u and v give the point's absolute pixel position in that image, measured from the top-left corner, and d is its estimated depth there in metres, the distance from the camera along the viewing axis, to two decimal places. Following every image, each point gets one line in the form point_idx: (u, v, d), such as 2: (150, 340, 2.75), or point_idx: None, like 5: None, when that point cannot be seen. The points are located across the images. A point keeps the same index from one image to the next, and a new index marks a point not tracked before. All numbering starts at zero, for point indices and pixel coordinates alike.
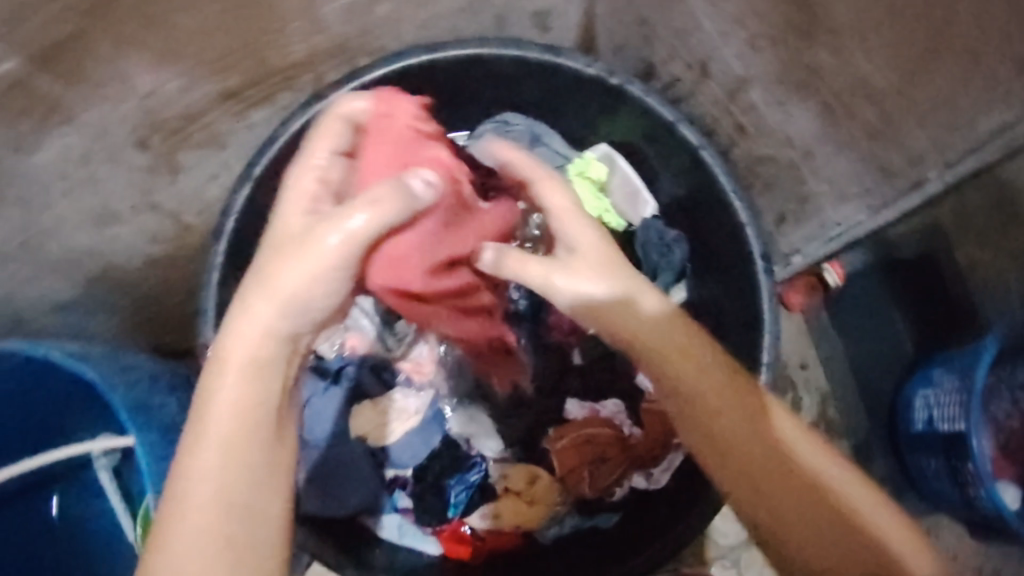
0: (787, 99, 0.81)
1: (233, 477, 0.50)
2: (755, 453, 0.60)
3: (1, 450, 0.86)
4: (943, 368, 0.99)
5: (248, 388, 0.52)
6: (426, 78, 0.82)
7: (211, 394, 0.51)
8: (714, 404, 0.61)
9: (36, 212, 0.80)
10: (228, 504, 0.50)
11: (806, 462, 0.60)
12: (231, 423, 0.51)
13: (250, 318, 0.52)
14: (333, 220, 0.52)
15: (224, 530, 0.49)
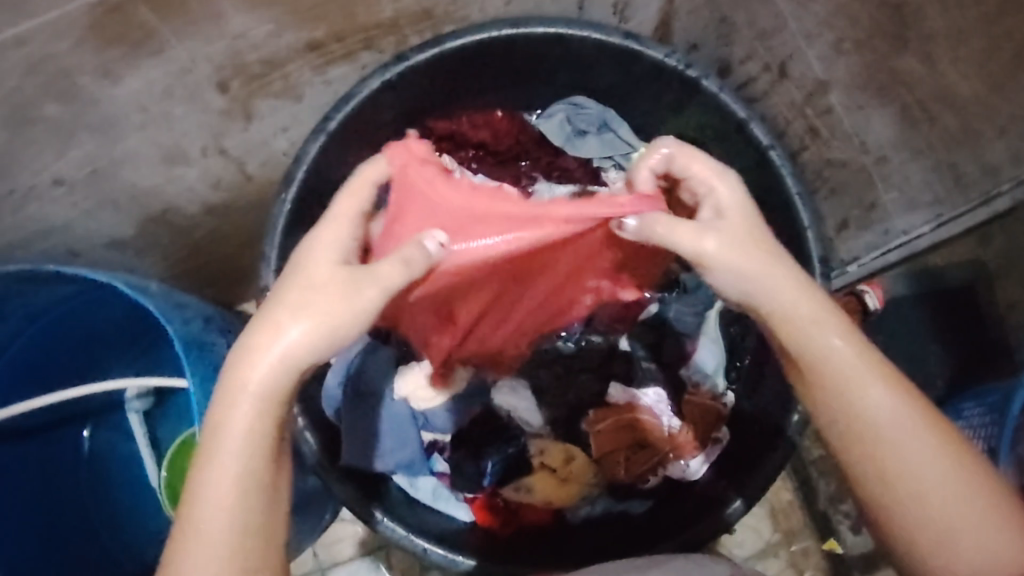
0: (866, 103, 0.74)
1: (236, 492, 0.54)
2: (929, 458, 0.56)
3: (50, 362, 0.92)
4: (972, 399, 0.93)
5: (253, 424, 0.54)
6: (507, 52, 0.83)
7: (218, 426, 0.54)
8: (893, 417, 0.56)
9: (110, 143, 0.80)
10: (232, 507, 0.54)
11: (917, 453, 0.56)
12: (241, 450, 0.54)
13: (267, 349, 0.55)
14: (364, 273, 0.57)
15: (232, 540, 0.54)
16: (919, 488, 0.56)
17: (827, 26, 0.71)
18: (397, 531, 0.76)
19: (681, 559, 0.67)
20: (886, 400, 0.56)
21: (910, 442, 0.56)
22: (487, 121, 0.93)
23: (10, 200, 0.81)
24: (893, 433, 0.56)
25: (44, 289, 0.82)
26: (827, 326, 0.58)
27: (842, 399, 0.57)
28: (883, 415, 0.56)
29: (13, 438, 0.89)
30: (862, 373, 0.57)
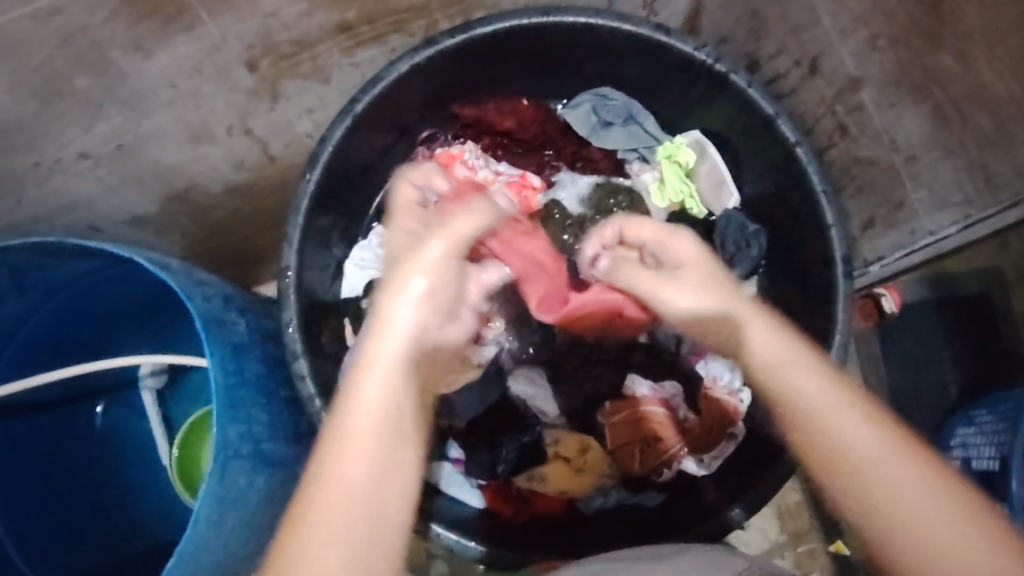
0: (899, 100, 0.75)
1: (364, 479, 0.50)
2: (911, 494, 0.50)
3: (65, 338, 0.91)
4: (985, 407, 0.91)
5: (382, 403, 0.53)
6: (535, 40, 0.82)
7: (352, 409, 0.52)
8: (868, 446, 0.52)
9: (137, 119, 0.80)
10: (356, 495, 0.50)
11: (896, 484, 0.51)
12: (374, 431, 0.52)
13: (391, 321, 0.56)
14: (431, 239, 0.62)
15: (357, 523, 0.49)
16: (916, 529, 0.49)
17: (862, 22, 0.72)
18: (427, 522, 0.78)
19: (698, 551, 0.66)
20: (863, 433, 0.53)
21: (895, 480, 0.51)
22: (514, 109, 0.93)
23: (35, 171, 0.81)
24: (877, 466, 0.52)
25: (65, 263, 0.82)
26: (806, 368, 0.56)
27: (818, 433, 0.54)
28: (859, 445, 0.52)
29: (29, 412, 0.89)
30: (836, 405, 0.54)
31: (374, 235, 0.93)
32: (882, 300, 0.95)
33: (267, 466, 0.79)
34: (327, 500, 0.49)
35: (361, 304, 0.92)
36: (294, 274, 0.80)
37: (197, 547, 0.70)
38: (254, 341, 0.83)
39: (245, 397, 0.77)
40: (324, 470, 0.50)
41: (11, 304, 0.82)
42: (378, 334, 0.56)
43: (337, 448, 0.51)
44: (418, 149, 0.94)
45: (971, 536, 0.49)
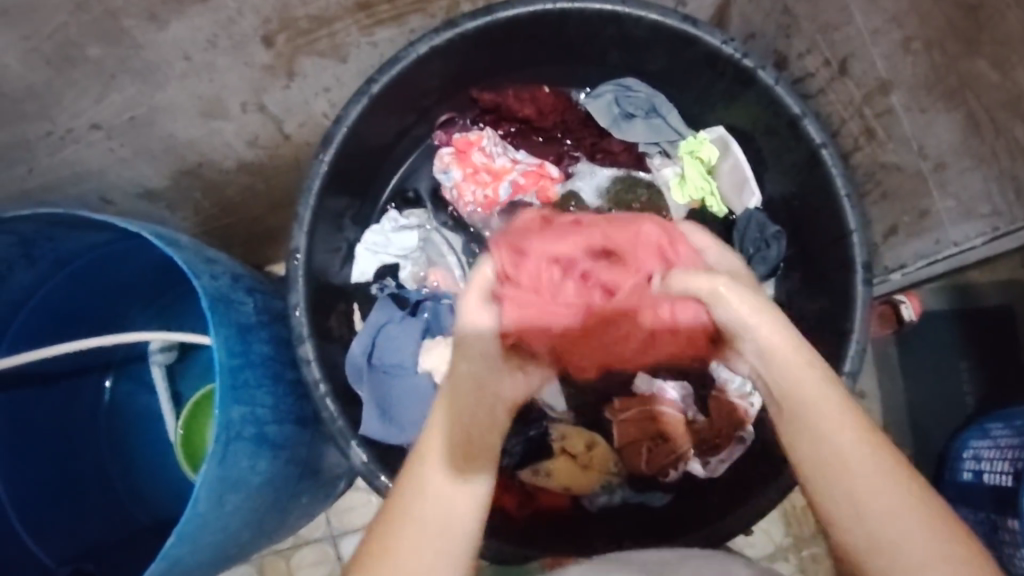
0: (930, 106, 0.72)
1: (437, 517, 0.52)
2: (878, 481, 0.50)
3: (72, 311, 0.91)
4: (1000, 420, 0.90)
5: (451, 453, 0.55)
6: (559, 26, 0.81)
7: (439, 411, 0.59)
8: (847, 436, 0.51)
9: (151, 91, 0.79)
10: (433, 531, 0.51)
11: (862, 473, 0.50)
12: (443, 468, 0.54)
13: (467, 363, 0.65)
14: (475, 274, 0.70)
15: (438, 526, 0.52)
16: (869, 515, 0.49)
17: (897, 23, 0.70)
18: None
19: (703, 558, 0.59)
20: (839, 427, 0.52)
21: (837, 446, 0.51)
22: (533, 95, 0.90)
23: (47, 140, 0.80)
24: (829, 442, 0.51)
25: (74, 234, 0.81)
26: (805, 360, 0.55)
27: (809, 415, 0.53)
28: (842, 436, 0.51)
29: (35, 383, 0.89)
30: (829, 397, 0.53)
31: (387, 221, 0.91)
32: (901, 306, 0.97)
33: (270, 448, 0.79)
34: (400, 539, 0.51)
35: (371, 290, 0.91)
36: (304, 257, 0.79)
37: (200, 527, 0.70)
38: (262, 321, 0.82)
39: (250, 378, 0.76)
40: (398, 516, 0.52)
41: (20, 274, 0.81)
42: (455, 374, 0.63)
43: (407, 492, 0.53)
44: (437, 133, 0.91)
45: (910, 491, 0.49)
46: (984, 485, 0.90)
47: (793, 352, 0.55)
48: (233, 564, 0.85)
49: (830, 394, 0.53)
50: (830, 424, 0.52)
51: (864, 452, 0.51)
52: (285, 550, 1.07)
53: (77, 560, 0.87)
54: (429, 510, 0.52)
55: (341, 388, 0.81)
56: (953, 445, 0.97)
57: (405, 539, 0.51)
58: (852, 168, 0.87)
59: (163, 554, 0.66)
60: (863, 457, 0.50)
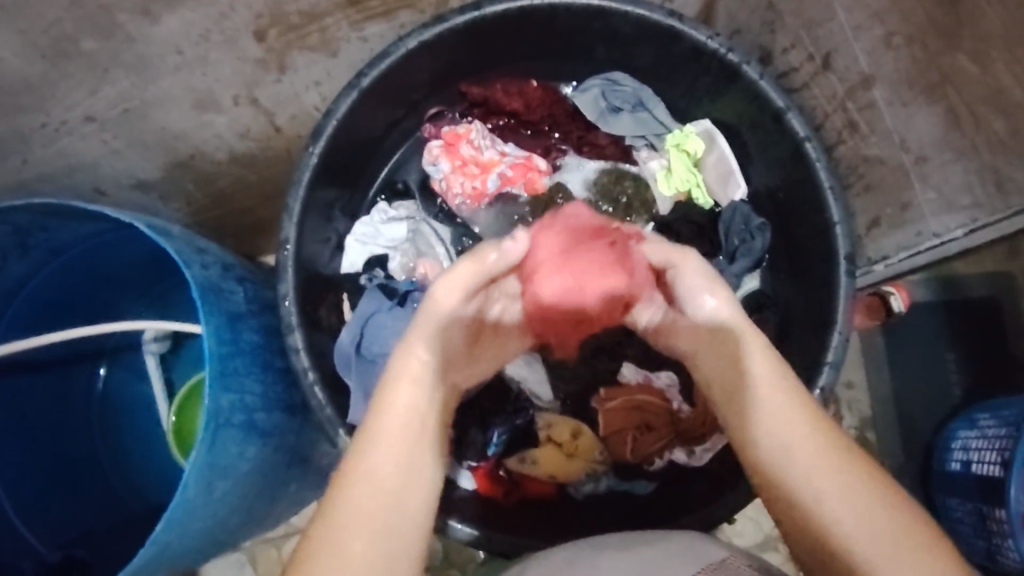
0: (912, 100, 0.73)
1: (385, 489, 0.53)
2: (839, 483, 0.54)
3: (66, 301, 0.92)
4: (986, 410, 0.91)
5: (405, 429, 0.56)
6: (547, 21, 0.82)
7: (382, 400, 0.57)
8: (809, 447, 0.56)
9: (143, 84, 0.80)
10: (380, 505, 0.53)
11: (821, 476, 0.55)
12: (397, 443, 0.55)
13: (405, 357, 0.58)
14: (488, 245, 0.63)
15: (375, 522, 0.52)
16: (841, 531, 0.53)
17: (878, 19, 0.70)
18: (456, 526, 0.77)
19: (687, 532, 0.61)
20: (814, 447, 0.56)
21: (804, 455, 0.56)
22: (521, 90, 0.91)
23: (42, 132, 0.81)
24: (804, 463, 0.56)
25: (68, 224, 0.82)
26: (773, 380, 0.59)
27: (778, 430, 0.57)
28: (805, 447, 0.56)
29: (28, 372, 0.90)
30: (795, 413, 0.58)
31: (376, 212, 0.92)
32: (890, 298, 0.97)
33: (259, 436, 0.80)
34: (349, 514, 0.52)
35: (360, 281, 0.92)
36: (294, 247, 0.80)
37: (188, 512, 0.71)
38: (252, 311, 0.84)
39: (239, 366, 0.77)
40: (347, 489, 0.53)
41: (15, 263, 0.82)
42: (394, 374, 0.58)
43: (359, 462, 0.54)
44: (426, 126, 0.93)
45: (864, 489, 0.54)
46: (972, 475, 0.91)
47: (772, 388, 0.58)
48: (223, 549, 0.86)
49: (824, 451, 0.56)
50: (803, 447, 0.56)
51: (853, 487, 0.54)
52: (278, 538, 1.09)
53: (68, 546, 0.88)
54: (376, 485, 0.53)
55: (330, 376, 0.82)
56: (942, 435, 0.98)
57: (355, 516, 0.52)
58: (835, 161, 0.88)
59: (153, 539, 0.67)
60: (836, 480, 0.54)
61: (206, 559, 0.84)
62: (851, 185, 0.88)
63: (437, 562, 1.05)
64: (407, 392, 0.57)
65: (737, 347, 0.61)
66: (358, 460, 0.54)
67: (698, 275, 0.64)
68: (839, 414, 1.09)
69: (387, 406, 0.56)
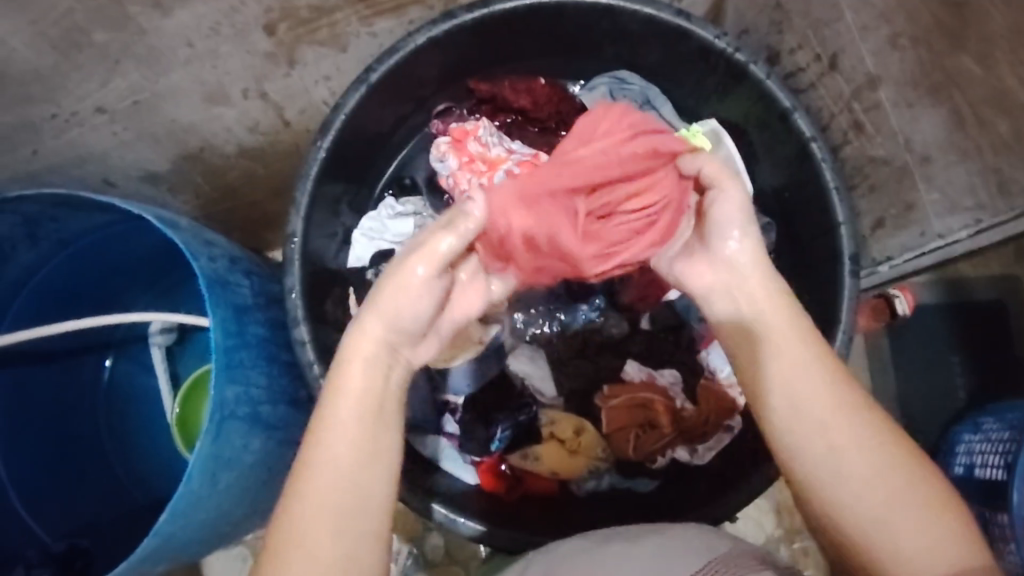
0: (917, 101, 0.73)
1: (341, 477, 0.53)
2: (853, 464, 0.53)
3: (72, 291, 0.92)
4: (992, 415, 0.92)
5: (359, 414, 0.54)
6: (555, 19, 0.83)
7: (339, 379, 0.56)
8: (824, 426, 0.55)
9: (153, 77, 0.80)
10: (338, 494, 0.53)
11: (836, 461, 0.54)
12: (353, 428, 0.54)
13: (364, 334, 0.56)
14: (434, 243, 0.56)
15: (327, 510, 0.52)
16: (857, 504, 0.53)
17: (884, 20, 0.70)
18: (442, 513, 0.78)
19: (688, 527, 0.61)
20: (837, 418, 0.55)
21: (814, 436, 0.55)
22: (529, 87, 0.91)
23: (52, 123, 0.82)
24: (828, 434, 0.54)
25: (76, 215, 0.82)
26: (794, 356, 0.57)
27: (792, 408, 0.56)
28: (819, 428, 0.55)
29: (36, 362, 0.91)
30: (809, 391, 0.56)
31: (384, 207, 0.93)
32: (895, 300, 0.98)
33: (264, 428, 0.80)
34: (307, 506, 0.52)
35: (367, 276, 0.91)
36: (300, 241, 0.80)
37: (192, 502, 0.71)
38: (258, 303, 0.84)
39: (245, 358, 0.78)
40: (305, 481, 0.53)
41: (23, 253, 0.83)
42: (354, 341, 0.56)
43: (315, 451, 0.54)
44: (434, 122, 0.93)
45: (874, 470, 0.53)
46: (974, 480, 0.91)
47: (792, 362, 0.57)
48: (226, 541, 0.87)
49: (836, 430, 0.54)
50: (824, 417, 0.55)
51: (861, 468, 0.53)
52: None
53: (72, 536, 0.89)
54: (331, 476, 0.53)
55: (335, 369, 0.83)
56: (944, 439, 0.98)
57: (314, 507, 0.52)
58: (842, 161, 0.88)
59: (156, 528, 0.67)
60: (856, 452, 0.54)
61: (208, 550, 0.84)
62: (856, 186, 0.88)
63: (438, 557, 1.06)
64: (360, 375, 0.55)
65: (757, 326, 0.59)
66: (315, 449, 0.54)
67: (734, 209, 0.61)
68: None
69: (339, 391, 0.55)
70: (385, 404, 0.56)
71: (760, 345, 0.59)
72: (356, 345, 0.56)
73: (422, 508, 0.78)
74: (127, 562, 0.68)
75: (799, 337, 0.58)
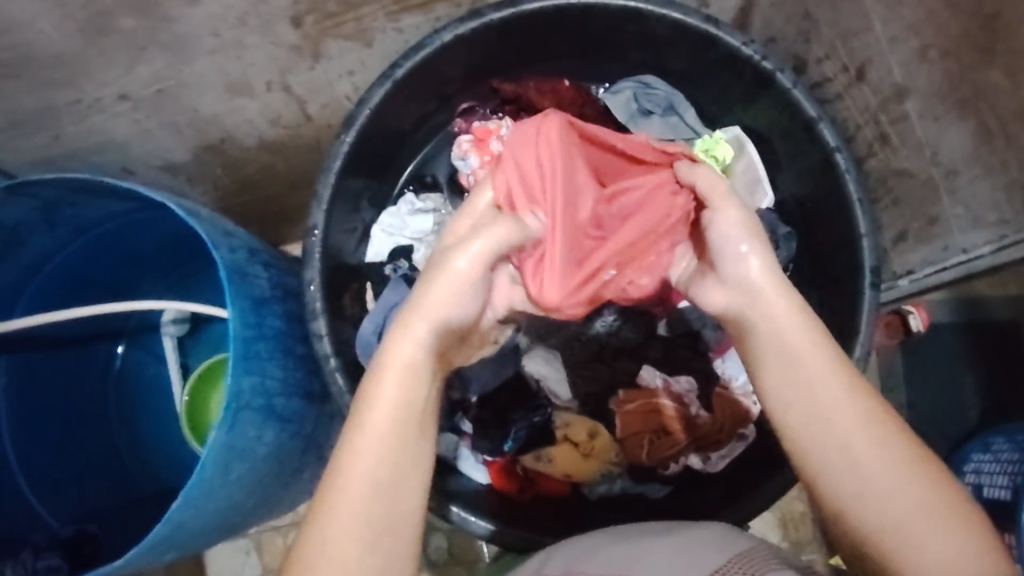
0: (943, 115, 0.73)
1: (374, 488, 0.52)
2: (879, 478, 0.53)
3: (86, 277, 0.92)
4: (1002, 435, 0.92)
5: (393, 426, 0.53)
6: (582, 20, 0.82)
7: (372, 388, 0.54)
8: (848, 438, 0.54)
9: (178, 66, 0.80)
10: (370, 506, 0.52)
11: (862, 473, 0.53)
12: (386, 440, 0.53)
13: (410, 341, 0.55)
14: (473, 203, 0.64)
15: (369, 513, 0.52)
16: (887, 519, 0.52)
17: (913, 32, 0.70)
18: (456, 511, 0.77)
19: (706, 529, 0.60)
20: (860, 434, 0.53)
21: (838, 449, 0.54)
22: (554, 89, 0.92)
23: (74, 108, 0.82)
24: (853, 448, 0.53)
25: (95, 202, 0.82)
26: (814, 366, 0.56)
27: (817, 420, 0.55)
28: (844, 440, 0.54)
29: (49, 347, 0.90)
30: (833, 404, 0.55)
31: (404, 203, 0.93)
32: (909, 317, 1.00)
33: (277, 421, 0.80)
34: (340, 518, 0.51)
35: (384, 270, 0.92)
36: (321, 234, 0.80)
37: (205, 493, 0.71)
38: (276, 295, 0.83)
39: (262, 350, 0.77)
40: (338, 494, 0.52)
41: (40, 238, 0.82)
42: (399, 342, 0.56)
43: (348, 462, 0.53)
44: (457, 121, 0.93)
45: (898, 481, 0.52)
46: (983, 499, 0.91)
47: (813, 373, 0.56)
48: (234, 534, 0.86)
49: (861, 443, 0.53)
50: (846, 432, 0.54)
51: (887, 480, 0.53)
52: (283, 527, 1.09)
53: (80, 521, 0.88)
54: (364, 490, 0.52)
55: (351, 363, 0.82)
56: (953, 457, 0.98)
57: (347, 519, 0.51)
58: (865, 174, 0.88)
59: (168, 516, 0.66)
60: (881, 465, 0.53)
61: (215, 541, 0.84)
62: (878, 199, 0.88)
63: (442, 558, 1.05)
64: (394, 389, 0.54)
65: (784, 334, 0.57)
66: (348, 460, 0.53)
67: (735, 227, 0.62)
68: None
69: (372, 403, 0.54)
70: (421, 416, 0.55)
71: (777, 360, 0.57)
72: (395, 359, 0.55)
73: (439, 507, 0.78)
74: (138, 548, 0.67)
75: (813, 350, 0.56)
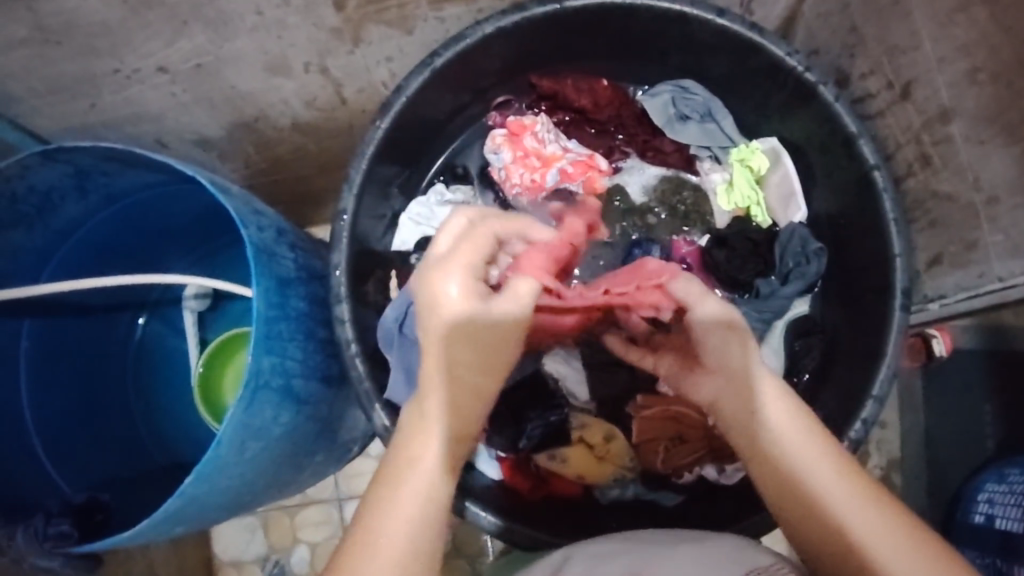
0: (990, 139, 0.71)
1: (414, 557, 0.52)
2: (846, 499, 0.53)
3: (112, 246, 0.93)
4: (1018, 467, 0.91)
5: (427, 487, 0.54)
6: (625, 19, 0.81)
7: (406, 449, 0.55)
8: (812, 467, 0.55)
9: (219, 42, 0.79)
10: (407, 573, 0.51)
11: (833, 500, 0.53)
12: (417, 503, 0.54)
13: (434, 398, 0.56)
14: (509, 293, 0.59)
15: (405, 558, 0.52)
16: (857, 536, 0.52)
17: (964, 53, 0.68)
18: (474, 511, 0.77)
19: (721, 540, 0.60)
20: (817, 466, 0.55)
21: (813, 473, 0.55)
22: (591, 88, 0.91)
23: (113, 77, 0.82)
24: (816, 468, 0.55)
25: (128, 174, 0.82)
26: (779, 410, 0.58)
27: (785, 453, 0.56)
28: (809, 472, 0.55)
29: (71, 312, 0.91)
30: (801, 442, 0.56)
31: (433, 194, 0.93)
32: (931, 340, 0.99)
33: (295, 402, 0.80)
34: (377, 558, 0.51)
35: (410, 259, 0.92)
36: (350, 218, 0.80)
37: (219, 469, 0.71)
38: (301, 278, 0.83)
39: (284, 331, 0.77)
40: (371, 552, 0.51)
41: (71, 205, 0.82)
42: (428, 404, 0.56)
43: (379, 525, 0.52)
44: (491, 114, 0.93)
45: (857, 506, 0.53)
46: (994, 530, 0.90)
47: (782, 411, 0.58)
48: (244, 512, 0.86)
49: (829, 461, 0.55)
50: (830, 485, 0.54)
51: (860, 502, 0.53)
52: (291, 507, 1.09)
53: (91, 489, 0.87)
54: (405, 541, 0.52)
55: (370, 351, 0.83)
56: (967, 486, 0.96)
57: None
58: (903, 193, 0.87)
59: (181, 491, 0.66)
60: (844, 492, 0.54)
61: (225, 520, 0.84)
62: (915, 220, 0.88)
63: (446, 549, 1.05)
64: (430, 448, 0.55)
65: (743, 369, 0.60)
66: (375, 523, 0.52)
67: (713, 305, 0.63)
68: (867, 452, 1.08)
69: (409, 464, 0.54)
70: (446, 484, 0.55)
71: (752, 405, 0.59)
72: (426, 420, 0.56)
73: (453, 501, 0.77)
74: (150, 519, 0.67)
75: (790, 414, 0.58)
